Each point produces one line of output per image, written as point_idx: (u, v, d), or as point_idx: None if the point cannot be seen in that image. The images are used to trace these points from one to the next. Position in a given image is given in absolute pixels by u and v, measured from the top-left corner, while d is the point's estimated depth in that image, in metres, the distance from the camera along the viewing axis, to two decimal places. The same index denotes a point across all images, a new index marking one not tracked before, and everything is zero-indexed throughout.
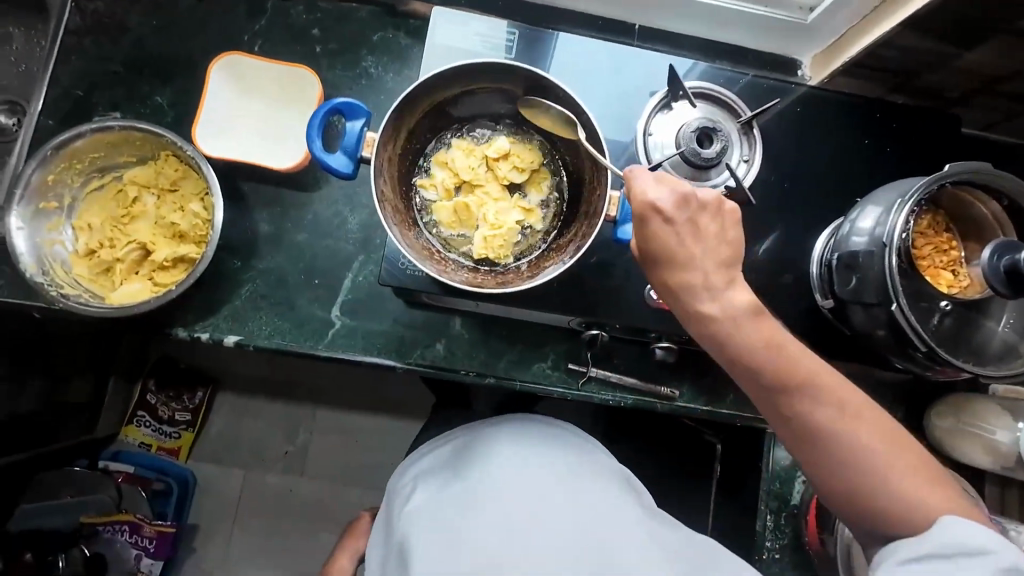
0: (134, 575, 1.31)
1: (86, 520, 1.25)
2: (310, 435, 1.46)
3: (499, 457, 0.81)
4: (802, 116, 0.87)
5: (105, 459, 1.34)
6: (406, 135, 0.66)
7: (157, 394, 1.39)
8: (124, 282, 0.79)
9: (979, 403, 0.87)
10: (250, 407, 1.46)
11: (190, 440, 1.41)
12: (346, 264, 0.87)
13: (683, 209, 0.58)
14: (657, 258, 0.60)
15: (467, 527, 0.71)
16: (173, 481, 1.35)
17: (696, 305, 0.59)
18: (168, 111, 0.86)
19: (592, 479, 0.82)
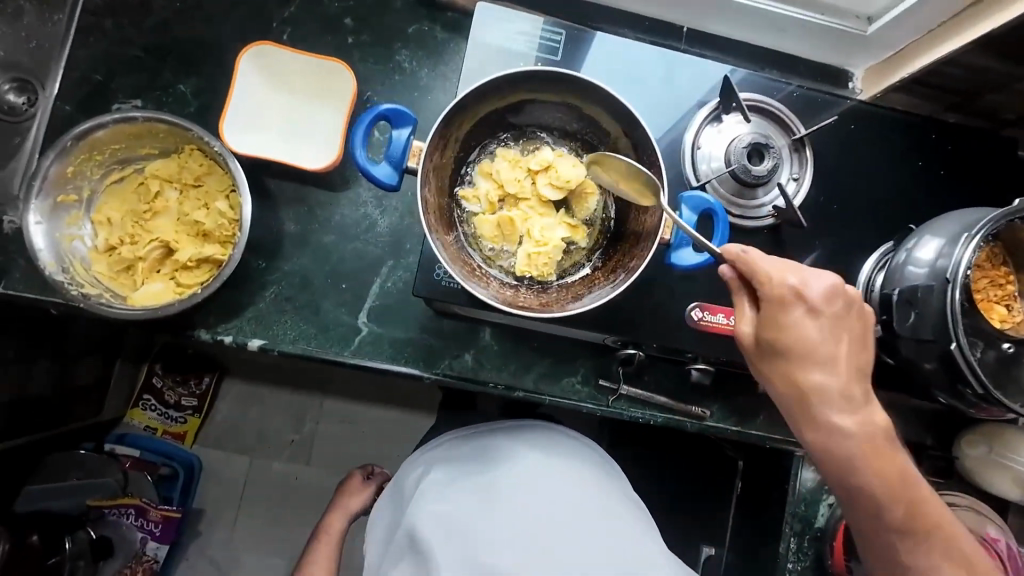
0: (140, 558, 1.29)
1: (92, 504, 1.22)
2: (318, 424, 1.45)
3: (519, 465, 0.82)
4: (856, 133, 0.83)
5: (110, 443, 1.31)
6: (453, 146, 0.64)
7: (164, 378, 1.37)
8: (146, 281, 0.76)
9: (1010, 434, 0.84)
10: (258, 395, 1.44)
11: (197, 425, 1.39)
12: (374, 268, 0.84)
13: (828, 308, 0.60)
14: (791, 358, 0.60)
15: (469, 528, 0.74)
16: (178, 466, 1.33)
17: (832, 419, 0.59)
18: (192, 101, 0.82)
19: (600, 492, 0.82)
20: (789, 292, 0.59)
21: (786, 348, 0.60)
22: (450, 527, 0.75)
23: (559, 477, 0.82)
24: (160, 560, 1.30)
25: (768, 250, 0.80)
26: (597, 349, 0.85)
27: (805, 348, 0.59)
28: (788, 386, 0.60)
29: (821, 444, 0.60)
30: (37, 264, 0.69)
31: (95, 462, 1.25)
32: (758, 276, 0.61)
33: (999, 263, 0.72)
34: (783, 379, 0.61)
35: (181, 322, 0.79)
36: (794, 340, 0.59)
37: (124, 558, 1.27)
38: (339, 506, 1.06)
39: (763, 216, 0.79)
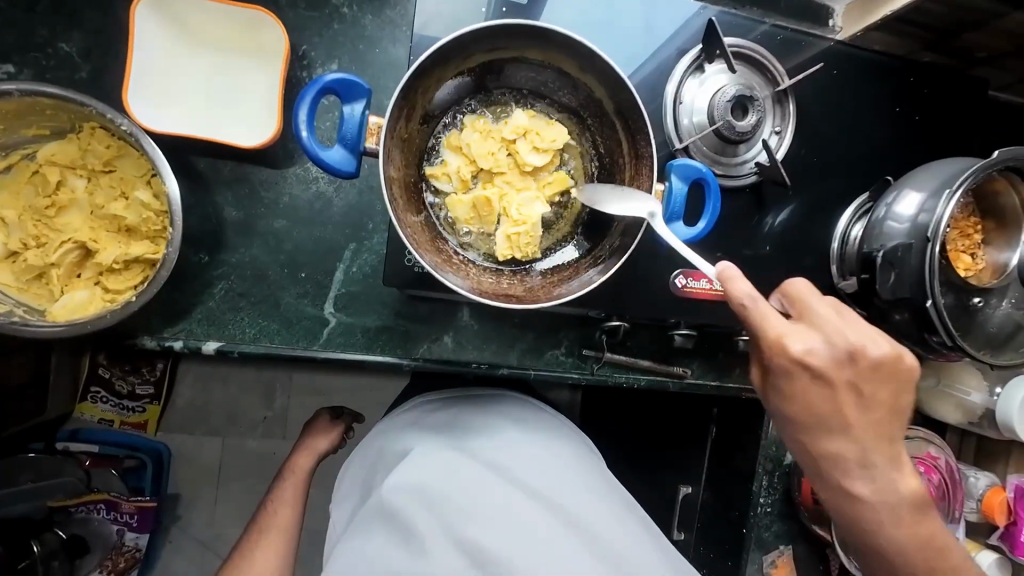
0: (118, 549, 1.26)
1: (50, 504, 1.15)
2: (289, 398, 1.40)
3: (502, 440, 0.79)
4: (837, 79, 0.80)
5: (63, 441, 1.20)
6: (418, 119, 0.56)
7: (110, 368, 1.23)
8: (66, 290, 0.65)
9: (959, 366, 0.90)
10: (218, 375, 1.37)
11: (157, 413, 1.31)
12: (334, 254, 0.76)
13: (835, 368, 0.57)
14: (801, 412, 0.59)
15: (450, 492, 0.69)
16: (146, 456, 1.26)
17: (834, 457, 0.61)
18: (82, 64, 0.67)
19: (579, 468, 0.79)
20: (794, 363, 0.56)
21: (795, 415, 0.60)
22: (429, 492, 0.70)
23: (539, 452, 0.79)
24: (143, 548, 1.28)
25: (749, 210, 0.78)
26: (581, 320, 0.83)
27: (821, 418, 0.59)
28: (793, 432, 0.61)
29: (848, 512, 0.63)
30: None
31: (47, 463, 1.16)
32: (761, 332, 0.57)
33: (970, 214, 0.73)
34: (788, 424, 0.61)
35: (120, 330, 0.70)
36: (801, 413, 0.59)
37: (102, 551, 1.24)
38: (307, 444, 0.95)
39: (744, 173, 0.76)
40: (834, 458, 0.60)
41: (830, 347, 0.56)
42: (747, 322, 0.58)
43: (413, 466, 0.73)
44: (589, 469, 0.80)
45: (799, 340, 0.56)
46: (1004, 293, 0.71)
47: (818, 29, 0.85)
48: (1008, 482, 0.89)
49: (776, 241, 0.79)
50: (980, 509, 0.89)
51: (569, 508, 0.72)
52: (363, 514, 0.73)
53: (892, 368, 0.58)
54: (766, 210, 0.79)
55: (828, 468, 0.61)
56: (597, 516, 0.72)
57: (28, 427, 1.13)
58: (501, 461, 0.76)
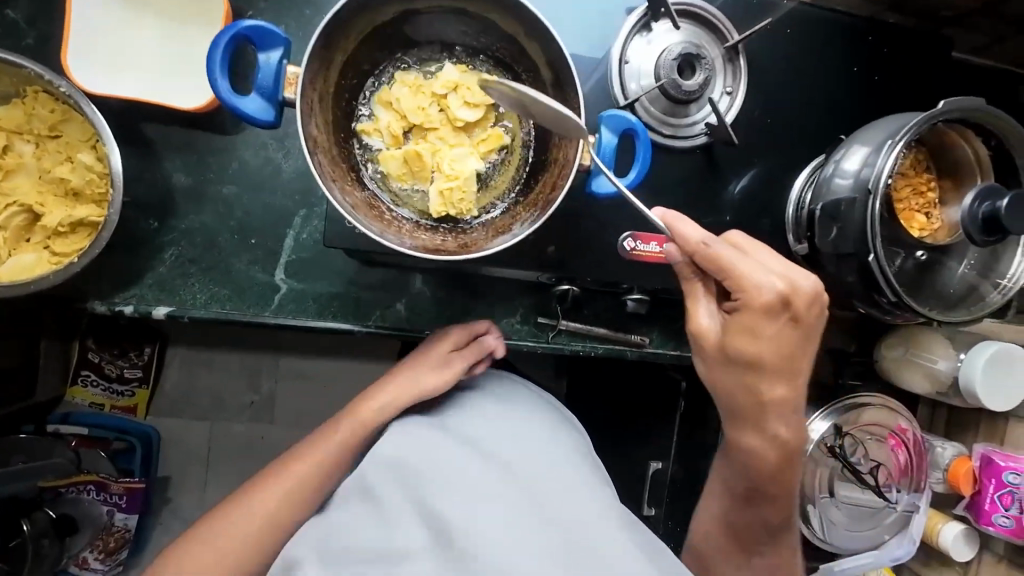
0: (110, 529, 1.25)
1: (42, 485, 1.14)
2: (276, 382, 1.41)
3: (498, 420, 0.69)
4: (792, 38, 0.78)
5: (53, 423, 1.21)
6: (343, 73, 0.55)
7: (100, 352, 1.28)
8: (14, 253, 0.66)
9: (926, 335, 0.89)
10: (207, 359, 1.39)
11: (146, 397, 1.34)
12: (285, 220, 0.76)
13: (808, 311, 0.60)
14: (757, 350, 0.60)
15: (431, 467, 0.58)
16: (134, 439, 1.27)
17: (770, 405, 0.63)
18: (28, 31, 0.67)
19: (581, 462, 0.67)
20: (778, 296, 0.58)
21: (745, 353, 0.60)
22: (406, 470, 0.59)
23: (535, 436, 0.69)
24: (132, 529, 1.27)
25: (702, 173, 0.77)
26: (536, 288, 0.83)
27: (779, 360, 0.60)
28: (742, 374, 0.62)
29: (771, 462, 0.66)
30: None
31: (38, 445, 1.15)
32: (734, 269, 0.59)
33: (922, 170, 0.71)
34: (738, 365, 0.62)
35: (72, 295, 0.71)
36: (757, 356, 0.60)
37: (92, 531, 1.23)
38: (396, 387, 0.70)
39: (694, 135, 0.75)
40: (777, 404, 0.62)
41: (809, 289, 0.59)
42: (709, 263, 0.60)
43: (391, 443, 0.62)
44: (589, 465, 0.69)
45: (771, 274, 0.59)
46: (956, 253, 0.70)
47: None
48: (975, 451, 0.86)
49: (730, 205, 0.78)
50: (946, 479, 0.87)
51: (568, 494, 0.60)
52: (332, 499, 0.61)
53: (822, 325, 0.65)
54: (721, 175, 0.78)
55: (763, 415, 0.63)
56: (598, 503, 0.60)
57: (15, 411, 1.17)
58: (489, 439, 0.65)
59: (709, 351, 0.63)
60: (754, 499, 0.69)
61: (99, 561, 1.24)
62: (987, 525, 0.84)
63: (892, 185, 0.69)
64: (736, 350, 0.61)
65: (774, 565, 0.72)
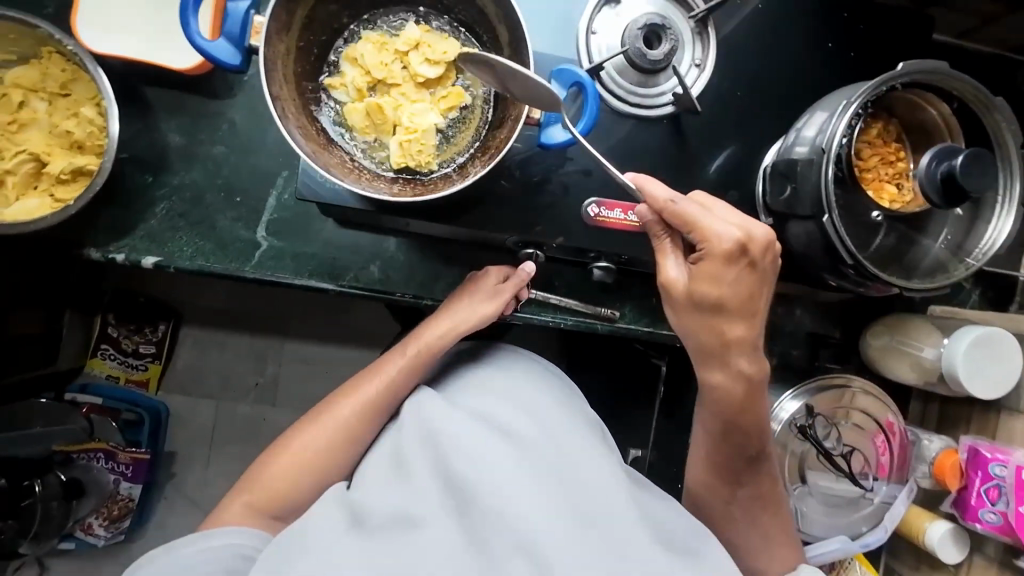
0: (115, 497, 1.31)
1: (58, 448, 1.22)
2: (279, 365, 1.44)
3: (514, 394, 0.71)
4: (766, 13, 0.79)
5: (71, 391, 1.30)
6: (307, 28, 0.59)
7: (118, 328, 1.35)
8: (20, 197, 0.73)
9: (913, 323, 0.86)
10: (216, 340, 1.43)
11: (159, 371, 1.38)
12: (269, 181, 0.81)
13: (765, 257, 0.60)
14: (720, 297, 0.61)
15: (450, 439, 0.60)
16: (144, 412, 1.32)
17: (732, 346, 0.63)
18: (48, 1, 0.75)
19: (595, 433, 0.68)
20: (737, 247, 0.59)
21: (707, 299, 0.61)
22: (426, 445, 0.61)
23: (551, 407, 0.69)
24: (135, 498, 1.32)
25: (671, 144, 0.77)
26: (506, 256, 0.84)
27: (737, 304, 0.61)
28: (706, 319, 0.62)
29: (735, 399, 0.66)
30: None
31: (54, 411, 1.24)
32: (695, 221, 0.59)
33: (892, 140, 0.69)
34: (701, 312, 0.62)
35: (72, 242, 0.77)
36: (721, 300, 0.61)
37: (98, 498, 1.29)
38: (453, 317, 0.74)
39: (661, 104, 0.75)
40: (737, 342, 0.63)
41: (763, 235, 0.60)
42: (674, 220, 0.60)
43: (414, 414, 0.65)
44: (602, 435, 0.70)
45: (730, 225, 0.59)
46: (931, 229, 0.69)
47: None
48: (962, 443, 0.83)
49: (701, 178, 0.78)
50: (931, 472, 0.84)
51: (582, 460, 0.62)
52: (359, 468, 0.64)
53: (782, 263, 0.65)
54: (692, 149, 0.78)
55: (726, 355, 0.64)
56: (609, 468, 0.62)
57: (38, 376, 1.26)
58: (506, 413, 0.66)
59: (676, 301, 0.63)
60: (731, 434, 0.68)
61: (103, 527, 1.31)
62: (974, 520, 0.80)
63: (856, 153, 0.67)
64: (697, 300, 0.61)
65: (757, 498, 0.71)
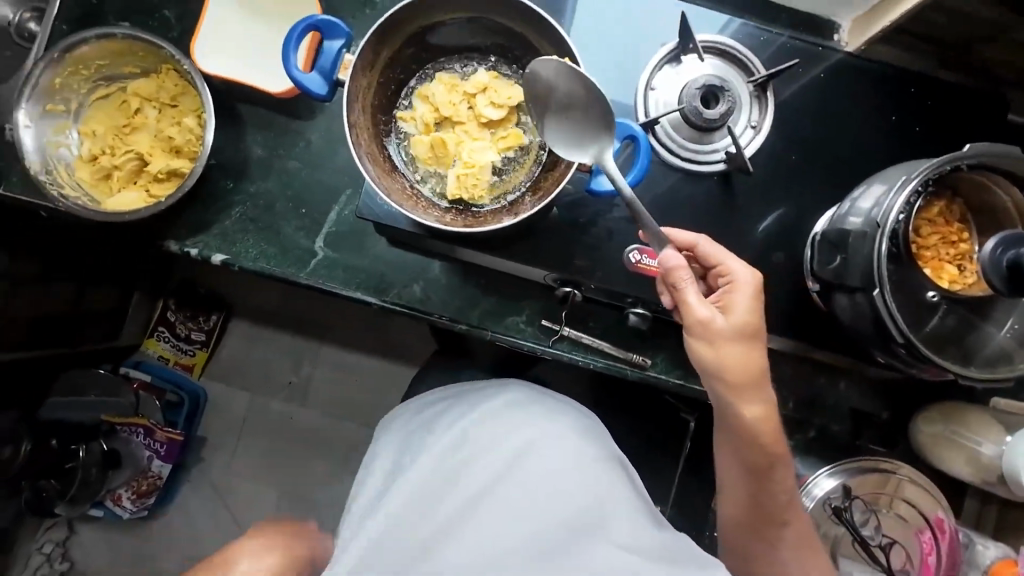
0: (147, 473, 1.38)
1: (104, 418, 1.35)
2: (313, 368, 1.50)
3: (510, 423, 0.74)
4: (829, 83, 0.80)
5: (127, 366, 1.40)
6: (387, 67, 0.65)
7: (177, 313, 1.44)
8: (122, 190, 0.82)
9: (969, 413, 0.80)
10: (259, 336, 1.50)
11: (204, 359, 1.47)
12: (333, 197, 0.88)
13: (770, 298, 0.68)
14: (753, 326, 0.64)
15: (463, 464, 0.69)
16: (185, 396, 1.42)
17: (762, 380, 0.64)
18: (175, 26, 0.87)
19: (592, 467, 0.70)
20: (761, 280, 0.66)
21: (746, 327, 0.63)
22: (444, 466, 0.70)
23: (547, 438, 0.72)
24: (163, 477, 1.39)
25: (720, 200, 0.78)
26: (543, 291, 0.86)
27: (762, 336, 0.65)
28: (745, 349, 0.63)
29: (765, 438, 0.65)
30: (23, 163, 0.76)
31: (110, 382, 1.36)
32: (722, 256, 0.67)
33: (955, 219, 0.67)
34: (740, 343, 0.63)
35: (155, 233, 0.86)
36: (756, 327, 0.64)
37: (132, 471, 1.38)
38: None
39: (713, 161, 0.76)
40: (765, 373, 0.65)
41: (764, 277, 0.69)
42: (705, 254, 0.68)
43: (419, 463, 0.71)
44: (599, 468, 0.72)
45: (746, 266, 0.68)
46: (997, 317, 0.64)
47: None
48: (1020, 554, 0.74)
49: (746, 237, 0.78)
50: None
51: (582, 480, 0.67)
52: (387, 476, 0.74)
53: None
54: (740, 208, 0.78)
55: (757, 389, 0.64)
56: (605, 494, 0.66)
57: (102, 349, 1.37)
58: (503, 447, 0.71)
59: (716, 334, 0.62)
60: (761, 472, 0.66)
61: (130, 500, 1.39)
62: None
63: (913, 230, 0.65)
64: (736, 332, 0.63)
65: (802, 537, 0.69)
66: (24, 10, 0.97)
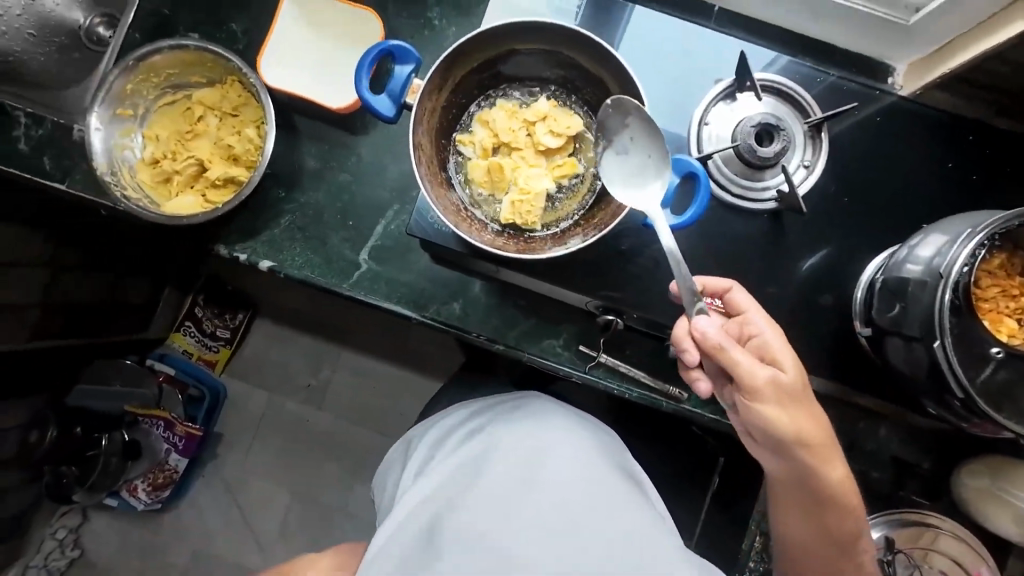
0: (164, 466, 1.42)
1: (128, 409, 1.38)
2: (333, 372, 1.51)
3: (517, 432, 0.74)
4: (883, 126, 0.79)
5: (152, 359, 1.41)
6: (452, 92, 0.67)
7: (204, 308, 1.46)
8: (179, 194, 0.85)
9: (1015, 468, 0.78)
10: (283, 336, 1.51)
11: (227, 355, 1.48)
12: (380, 211, 0.89)
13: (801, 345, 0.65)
14: (802, 388, 0.61)
15: (476, 475, 0.69)
16: (206, 392, 1.42)
17: (823, 442, 0.62)
18: (241, 39, 0.90)
19: (602, 480, 0.70)
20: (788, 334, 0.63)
21: (798, 392, 0.60)
22: (452, 477, 0.70)
23: (556, 450, 0.72)
24: (179, 472, 1.42)
25: (767, 238, 0.78)
26: (583, 316, 0.86)
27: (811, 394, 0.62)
28: (799, 416, 0.60)
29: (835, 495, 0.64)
30: (91, 164, 0.79)
31: (133, 373, 1.37)
32: (747, 310, 0.64)
33: (1015, 273, 0.65)
34: (795, 409, 0.61)
35: (206, 237, 0.88)
36: (805, 388, 0.61)
37: (149, 463, 1.42)
38: None
39: (764, 199, 0.77)
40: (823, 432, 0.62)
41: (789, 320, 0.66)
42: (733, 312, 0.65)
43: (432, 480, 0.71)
44: (612, 482, 0.70)
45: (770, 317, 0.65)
46: None
47: (885, 10, 0.77)
48: None
49: (791, 275, 0.77)
50: None
51: (591, 491, 0.67)
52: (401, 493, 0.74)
53: None
54: (786, 245, 0.78)
55: (817, 453, 0.62)
56: (615, 506, 0.66)
57: (131, 341, 1.35)
58: (512, 458, 0.70)
59: (773, 401, 0.60)
60: (840, 526, 0.65)
61: (146, 492, 1.41)
62: None
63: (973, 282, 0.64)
64: (790, 397, 0.60)
65: None
66: (90, 11, 0.91)
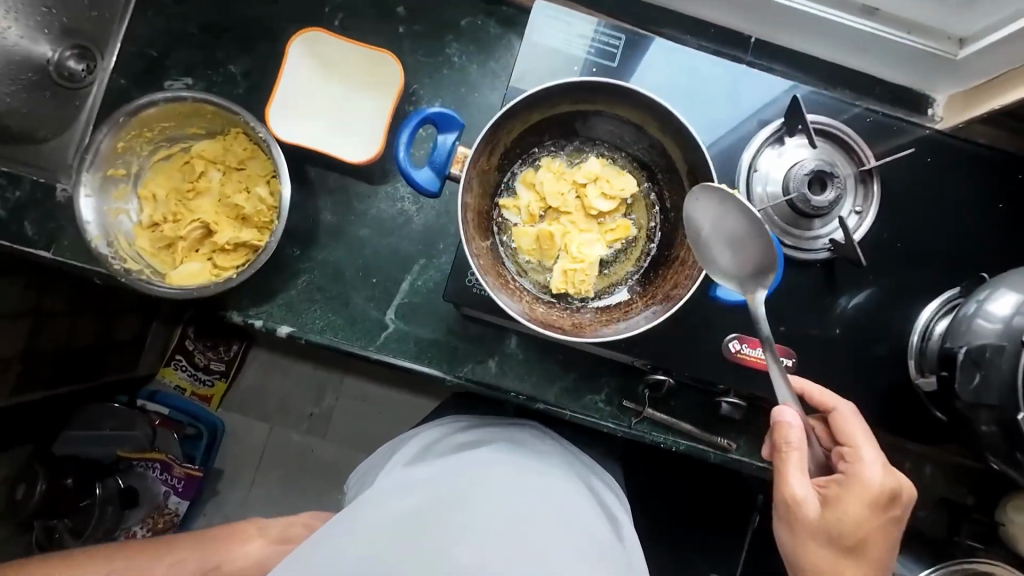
0: (162, 512, 1.28)
1: (120, 453, 1.25)
2: (335, 401, 1.42)
3: (505, 459, 0.75)
4: (932, 166, 0.76)
5: (142, 399, 1.31)
6: (499, 156, 0.63)
7: (196, 341, 1.34)
8: (185, 260, 0.77)
9: None
10: (285, 366, 1.41)
11: (223, 389, 1.38)
12: (405, 266, 0.83)
13: (891, 510, 0.63)
14: (841, 534, 0.61)
15: (462, 480, 0.70)
16: (203, 428, 1.32)
17: None
18: (241, 82, 0.82)
19: (570, 510, 0.70)
20: (878, 492, 0.61)
21: (830, 534, 0.61)
22: (439, 475, 0.71)
23: (536, 478, 0.73)
24: (181, 514, 1.29)
25: (818, 287, 0.75)
26: (625, 369, 0.82)
27: (851, 549, 0.61)
28: (821, 552, 0.62)
29: None
30: (85, 236, 0.70)
31: (126, 415, 1.27)
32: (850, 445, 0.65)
33: None
34: (820, 546, 0.62)
35: (214, 302, 0.81)
36: (849, 540, 0.61)
37: (147, 507, 1.27)
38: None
39: (817, 249, 0.74)
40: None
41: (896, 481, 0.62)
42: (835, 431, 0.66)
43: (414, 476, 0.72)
44: (580, 514, 0.71)
45: (880, 469, 0.63)
46: None
47: (932, 43, 0.75)
48: None
49: (842, 321, 0.75)
50: None
51: (565, 511, 0.70)
52: (384, 477, 0.75)
53: (902, 513, 0.64)
54: (835, 290, 0.75)
55: None
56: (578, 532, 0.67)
57: (121, 379, 1.25)
58: (495, 477, 0.71)
59: (800, 528, 0.61)
60: None
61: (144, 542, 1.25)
62: None
63: None
64: (822, 531, 0.61)
65: None
66: (62, 45, 0.80)
